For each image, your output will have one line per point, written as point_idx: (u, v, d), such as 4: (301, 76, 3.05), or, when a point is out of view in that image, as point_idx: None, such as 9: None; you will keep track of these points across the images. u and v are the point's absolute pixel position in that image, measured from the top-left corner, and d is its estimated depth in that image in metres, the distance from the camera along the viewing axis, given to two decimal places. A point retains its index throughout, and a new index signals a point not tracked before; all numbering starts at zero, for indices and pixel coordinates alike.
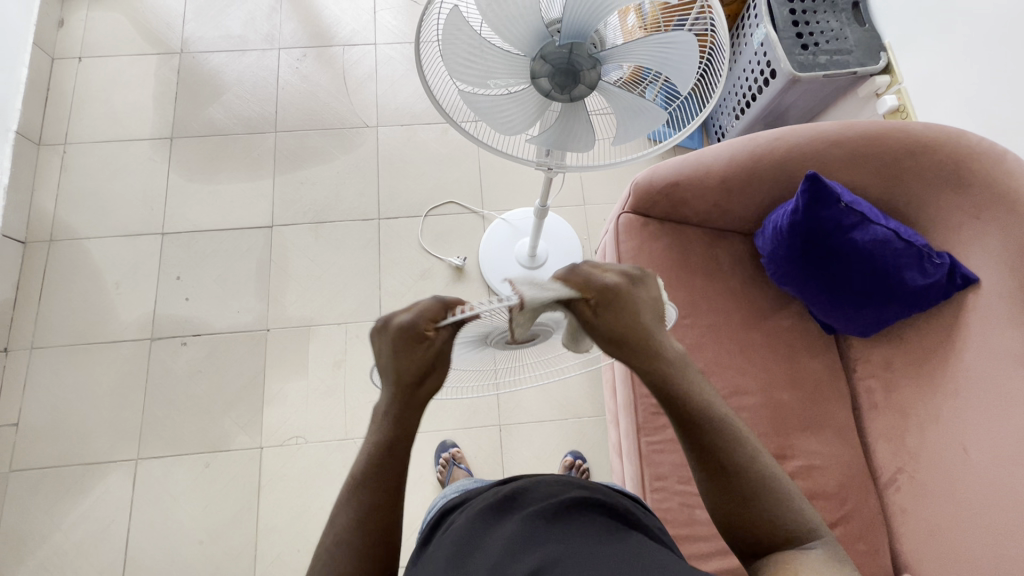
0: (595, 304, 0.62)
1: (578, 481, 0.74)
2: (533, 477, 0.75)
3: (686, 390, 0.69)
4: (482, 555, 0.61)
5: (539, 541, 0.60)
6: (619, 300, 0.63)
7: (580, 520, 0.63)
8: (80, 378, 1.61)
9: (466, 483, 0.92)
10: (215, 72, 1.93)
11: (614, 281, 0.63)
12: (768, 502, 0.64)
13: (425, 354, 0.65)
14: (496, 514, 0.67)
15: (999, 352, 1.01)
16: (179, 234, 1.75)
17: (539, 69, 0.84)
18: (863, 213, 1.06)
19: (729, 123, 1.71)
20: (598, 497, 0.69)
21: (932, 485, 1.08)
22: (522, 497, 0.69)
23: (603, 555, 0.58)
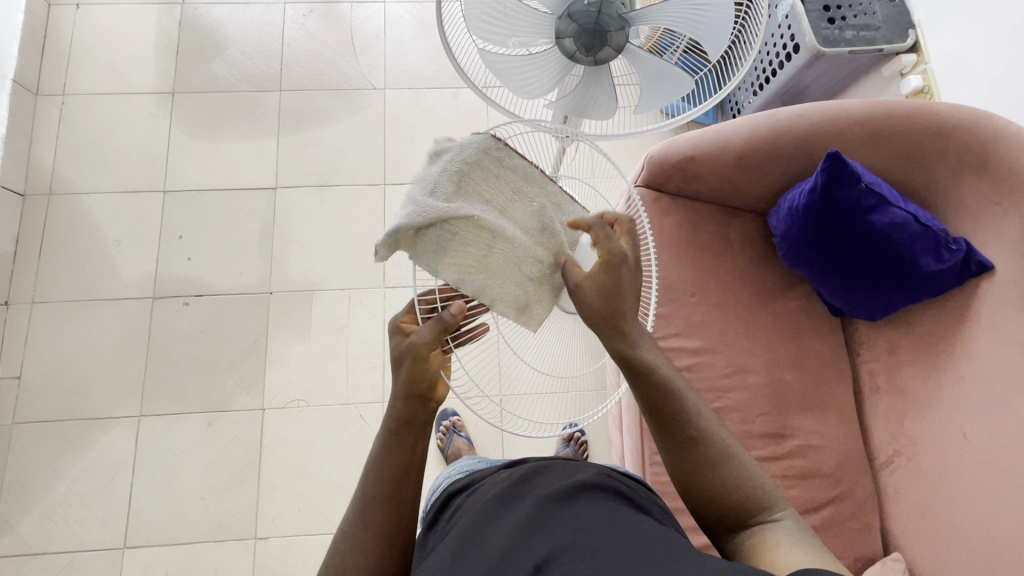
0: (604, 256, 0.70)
1: (589, 463, 0.75)
2: (544, 460, 0.75)
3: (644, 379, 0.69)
4: (494, 537, 0.61)
5: (552, 518, 0.61)
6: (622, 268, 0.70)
7: (585, 505, 0.63)
8: (81, 334, 1.60)
9: (470, 465, 0.92)
10: (217, 26, 1.87)
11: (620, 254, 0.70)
12: (730, 485, 0.67)
13: (400, 341, 0.70)
14: (508, 494, 0.68)
15: (1008, 339, 1.01)
16: (181, 193, 1.73)
17: (564, 28, 0.80)
18: (882, 194, 1.04)
19: (746, 99, 1.67)
20: (610, 479, 0.69)
21: (928, 469, 1.10)
22: (529, 482, 0.69)
23: (616, 530, 0.58)
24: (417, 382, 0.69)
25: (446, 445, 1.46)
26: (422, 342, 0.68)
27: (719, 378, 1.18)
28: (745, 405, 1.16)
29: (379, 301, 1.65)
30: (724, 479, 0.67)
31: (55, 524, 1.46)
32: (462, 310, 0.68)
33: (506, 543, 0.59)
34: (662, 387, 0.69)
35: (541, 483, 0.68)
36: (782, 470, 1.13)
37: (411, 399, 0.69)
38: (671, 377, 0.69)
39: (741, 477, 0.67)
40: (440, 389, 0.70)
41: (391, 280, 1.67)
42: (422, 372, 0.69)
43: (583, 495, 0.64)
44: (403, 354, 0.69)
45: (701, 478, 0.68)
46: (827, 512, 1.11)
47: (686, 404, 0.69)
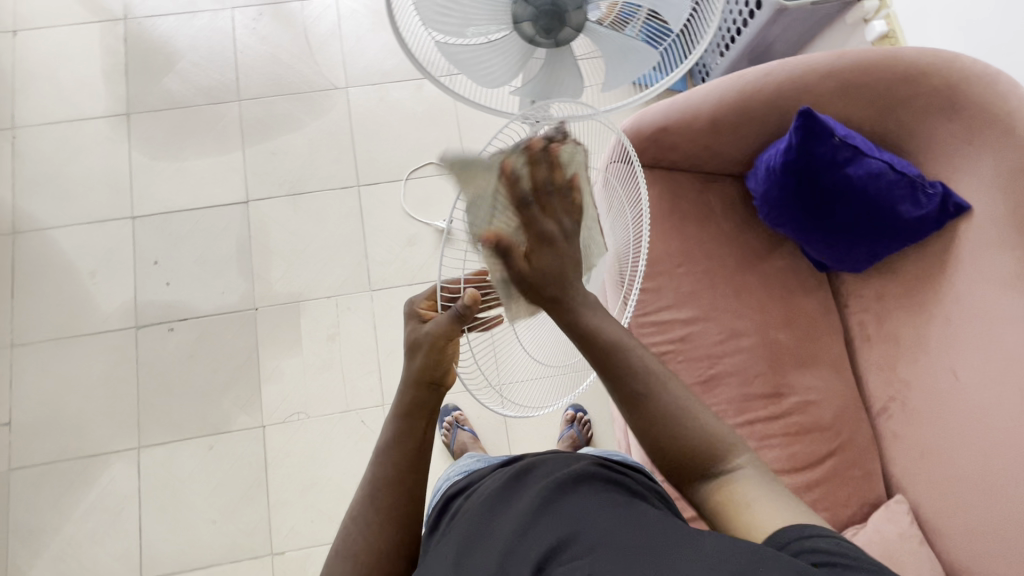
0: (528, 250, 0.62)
1: (585, 454, 0.74)
2: (538, 453, 0.75)
3: (596, 329, 0.66)
4: (495, 538, 0.61)
5: (553, 512, 0.60)
6: (552, 250, 0.63)
7: (582, 495, 0.62)
8: (66, 372, 1.57)
9: (470, 462, 0.91)
10: (165, 39, 1.80)
11: (552, 233, 0.62)
12: (682, 437, 0.63)
13: (417, 330, 0.72)
14: (505, 491, 0.67)
15: (992, 276, 1.02)
16: (150, 217, 1.68)
17: (521, 12, 0.77)
18: (856, 146, 1.04)
19: (713, 61, 1.66)
20: (607, 469, 0.69)
21: (923, 411, 1.12)
22: (523, 478, 0.68)
23: (617, 520, 0.58)
24: (430, 370, 0.72)
25: (451, 440, 1.47)
26: (435, 334, 0.69)
27: (714, 345, 1.19)
28: (741, 369, 1.18)
29: (367, 305, 1.63)
30: (683, 430, 0.64)
31: (68, 564, 1.45)
32: (476, 301, 0.65)
33: (508, 543, 0.59)
34: (598, 346, 0.66)
35: (535, 478, 0.67)
36: (783, 428, 1.15)
37: (430, 387, 0.74)
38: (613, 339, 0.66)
39: (702, 427, 0.64)
40: (451, 376, 0.74)
41: (377, 282, 1.65)
42: (436, 362, 0.72)
43: (578, 487, 0.63)
44: (418, 343, 0.71)
45: (661, 432, 0.64)
46: (830, 464, 1.14)
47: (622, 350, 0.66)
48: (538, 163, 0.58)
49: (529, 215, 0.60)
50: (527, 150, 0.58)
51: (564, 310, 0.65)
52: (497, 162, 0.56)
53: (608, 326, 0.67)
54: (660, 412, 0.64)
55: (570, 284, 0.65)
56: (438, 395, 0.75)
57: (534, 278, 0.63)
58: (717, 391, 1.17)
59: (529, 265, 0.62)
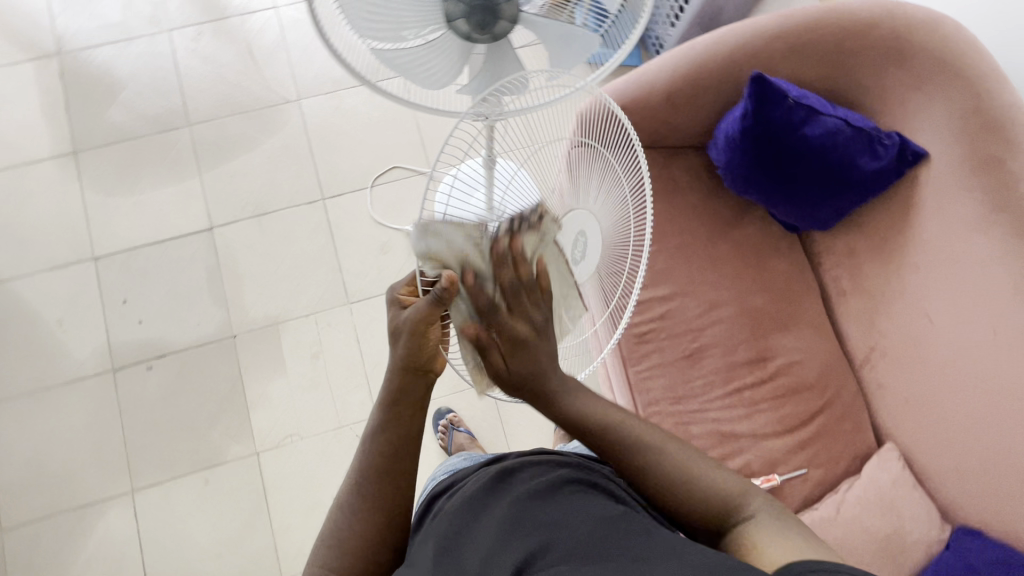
0: (503, 349, 0.70)
1: (570, 458, 0.75)
2: (522, 456, 0.74)
3: (583, 409, 0.70)
4: (479, 541, 0.60)
5: (540, 515, 0.60)
6: (527, 349, 0.70)
7: (567, 500, 0.62)
8: (47, 425, 1.53)
9: (454, 463, 0.92)
10: (104, 70, 1.74)
11: (526, 335, 0.70)
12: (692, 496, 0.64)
13: (399, 317, 0.71)
14: (487, 494, 0.67)
15: (956, 219, 1.04)
16: (113, 256, 1.63)
17: (453, 9, 0.75)
18: (811, 105, 1.04)
19: (666, 31, 1.65)
20: (590, 472, 0.69)
21: (903, 358, 1.14)
22: (507, 483, 0.68)
23: (603, 520, 0.58)
24: (415, 355, 0.70)
25: (448, 443, 1.46)
26: (417, 316, 0.69)
27: (695, 319, 1.19)
28: (724, 339, 1.18)
29: (347, 319, 1.61)
30: (690, 489, 0.64)
31: None
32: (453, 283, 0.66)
33: (494, 543, 0.58)
34: (590, 427, 0.70)
35: (518, 483, 0.67)
36: (771, 392, 1.16)
37: (417, 374, 0.71)
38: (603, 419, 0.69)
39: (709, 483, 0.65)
40: (437, 362, 0.73)
41: (355, 294, 1.63)
42: (419, 346, 0.70)
43: (564, 493, 0.63)
44: (401, 327, 0.70)
45: (675, 498, 0.65)
46: (820, 421, 1.16)
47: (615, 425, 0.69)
48: (504, 263, 0.69)
49: (502, 319, 0.69)
50: (494, 249, 0.70)
51: (545, 404, 0.71)
52: (462, 272, 0.68)
53: (608, 411, 0.70)
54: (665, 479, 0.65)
55: (549, 384, 0.70)
56: (423, 383, 0.72)
57: (510, 377, 0.70)
58: (702, 364, 1.18)
59: (507, 366, 0.70)
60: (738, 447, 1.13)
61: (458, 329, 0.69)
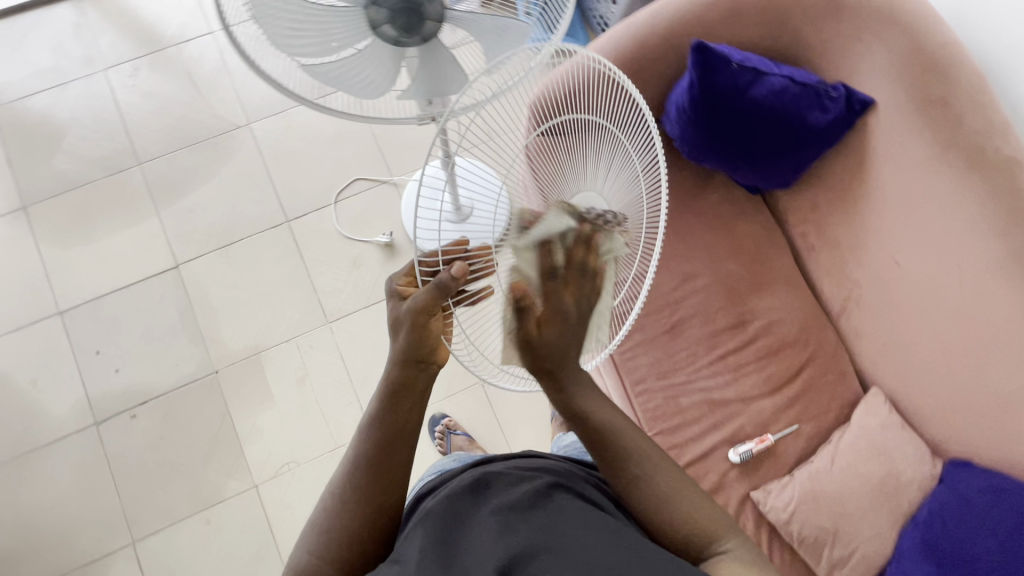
0: (542, 320, 0.70)
1: (560, 465, 0.74)
2: (509, 462, 0.74)
3: (586, 405, 0.70)
4: (465, 543, 0.60)
5: (529, 518, 0.61)
6: (567, 330, 0.71)
7: (554, 509, 0.62)
8: (36, 488, 1.49)
9: (444, 463, 0.92)
10: (43, 119, 1.69)
11: (569, 314, 0.70)
12: (676, 518, 0.65)
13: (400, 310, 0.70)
14: (473, 497, 0.66)
15: (910, 162, 1.05)
16: (79, 307, 1.59)
17: (376, 16, 0.73)
18: (755, 68, 1.04)
19: (608, 9, 1.64)
20: (581, 483, 0.70)
21: (877, 304, 1.15)
22: (494, 487, 0.67)
23: (591, 528, 0.59)
24: (414, 349, 0.68)
25: (447, 447, 1.46)
26: (419, 307, 0.67)
27: (671, 292, 1.20)
28: (702, 308, 1.19)
29: (329, 338, 1.59)
30: (673, 514, 0.65)
31: None
32: (461, 271, 0.64)
33: (481, 543, 0.59)
34: (595, 427, 0.69)
35: (505, 489, 0.67)
36: (754, 355, 1.17)
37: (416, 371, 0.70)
38: (608, 421, 0.69)
39: (692, 513, 0.65)
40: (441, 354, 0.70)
41: (333, 312, 1.61)
42: (419, 340, 0.68)
43: (551, 502, 0.63)
44: (399, 320, 0.69)
45: (656, 519, 0.65)
46: (806, 375, 1.17)
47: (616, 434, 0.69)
48: (581, 248, 0.71)
49: (557, 291, 0.70)
50: (580, 231, 0.71)
51: (557, 380, 0.71)
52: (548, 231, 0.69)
53: (610, 417, 0.70)
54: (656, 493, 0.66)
55: (569, 366, 0.71)
56: (427, 375, 0.71)
57: (538, 348, 0.70)
58: (684, 335, 1.18)
59: (538, 336, 0.70)
60: (730, 413, 1.14)
61: (511, 279, 0.69)
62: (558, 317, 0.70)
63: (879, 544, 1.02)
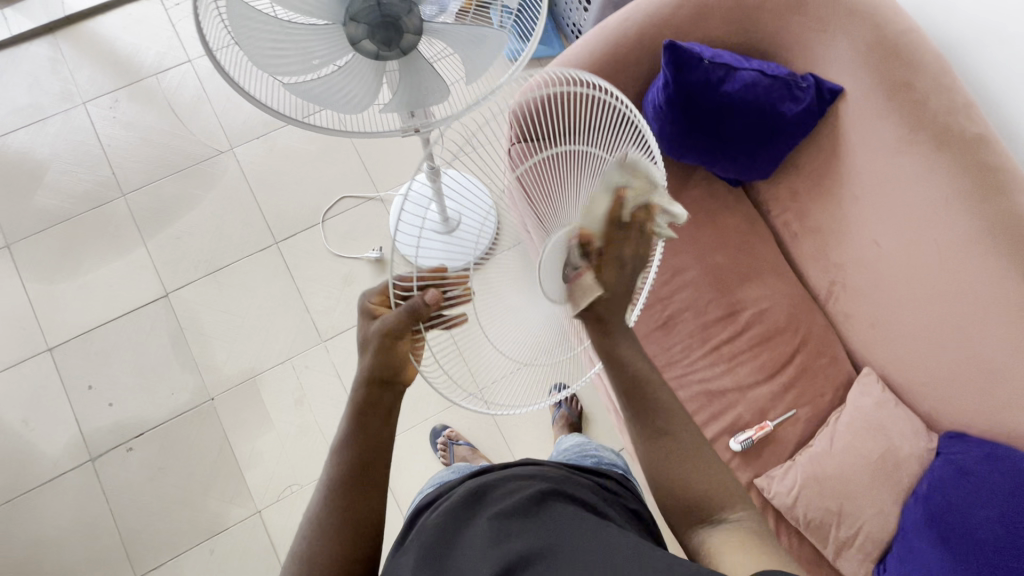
0: (596, 270, 0.68)
1: (555, 467, 0.74)
2: (507, 467, 0.74)
3: (637, 355, 0.71)
4: (466, 549, 0.60)
5: (524, 524, 0.61)
6: (612, 291, 0.69)
7: (551, 512, 0.62)
8: (32, 531, 1.46)
9: (444, 474, 0.88)
10: (23, 156, 1.68)
11: (621, 281, 0.69)
12: (692, 479, 0.64)
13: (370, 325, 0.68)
14: (473, 505, 0.66)
15: (881, 145, 1.08)
16: (69, 343, 1.57)
17: (355, 32, 0.76)
18: (726, 63, 1.07)
19: (580, 17, 1.68)
20: (577, 486, 0.70)
21: (861, 285, 1.18)
22: (494, 492, 0.67)
23: (587, 532, 0.59)
24: (382, 368, 0.68)
25: (450, 458, 1.45)
26: (387, 330, 0.66)
27: (661, 288, 1.22)
28: (693, 301, 1.21)
29: (324, 357, 1.59)
30: (689, 477, 0.65)
31: None
32: (435, 301, 0.64)
33: (474, 552, 0.59)
34: (635, 376, 0.69)
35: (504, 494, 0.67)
36: (746, 344, 1.19)
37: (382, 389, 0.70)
38: (646, 373, 0.70)
39: (707, 478, 0.65)
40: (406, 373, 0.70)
41: (327, 330, 1.60)
42: (386, 359, 0.68)
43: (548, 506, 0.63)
44: (369, 338, 0.67)
45: (665, 484, 0.65)
46: (799, 360, 1.19)
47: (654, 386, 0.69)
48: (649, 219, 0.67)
49: (617, 249, 0.68)
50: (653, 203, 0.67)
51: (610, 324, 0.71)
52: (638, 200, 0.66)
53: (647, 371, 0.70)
54: (672, 454, 0.66)
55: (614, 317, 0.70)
56: (393, 394, 0.71)
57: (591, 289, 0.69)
58: (678, 329, 1.20)
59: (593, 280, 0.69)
60: (728, 402, 1.16)
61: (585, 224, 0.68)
62: (613, 267, 0.68)
63: (883, 521, 1.04)
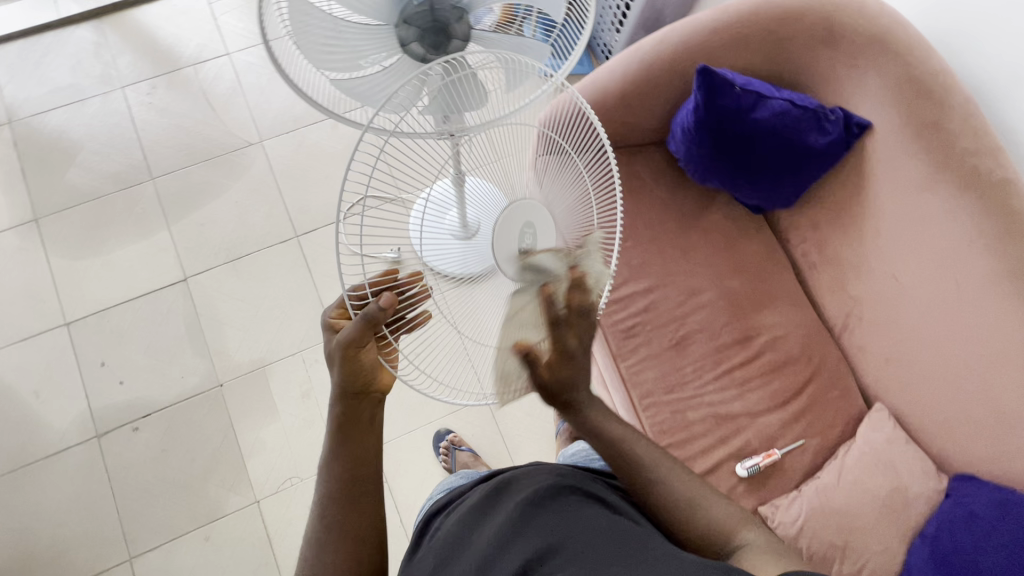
0: (552, 363, 0.72)
1: (565, 466, 0.74)
2: (518, 468, 0.74)
3: (615, 433, 0.73)
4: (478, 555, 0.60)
5: (534, 522, 0.61)
6: (575, 368, 0.72)
7: (563, 512, 0.62)
8: (32, 503, 1.46)
9: (453, 480, 0.86)
10: (59, 134, 1.73)
11: (580, 354, 0.72)
12: (695, 518, 0.67)
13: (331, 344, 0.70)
14: (485, 510, 0.66)
15: (908, 182, 1.09)
16: (86, 319, 1.59)
17: (406, 34, 0.78)
18: (757, 90, 1.09)
19: (612, 39, 1.72)
20: (586, 481, 0.70)
21: (878, 320, 1.18)
22: (505, 494, 0.67)
23: (597, 530, 0.59)
24: (353, 379, 0.68)
25: (451, 463, 1.45)
26: (349, 342, 0.65)
27: (677, 307, 1.22)
28: (707, 323, 1.21)
29: None
30: (692, 513, 0.67)
31: None
32: (391, 301, 0.64)
33: (487, 556, 0.59)
34: (612, 445, 0.72)
35: (514, 495, 0.66)
36: (758, 370, 1.19)
37: (362, 397, 0.71)
38: (620, 436, 0.73)
39: (709, 510, 0.68)
40: (377, 381, 0.70)
41: None
42: (354, 371, 0.68)
43: (558, 506, 0.63)
44: (331, 354, 0.68)
45: (675, 519, 0.68)
46: (810, 390, 1.19)
47: (633, 446, 0.72)
48: (575, 290, 0.71)
49: (564, 333, 0.71)
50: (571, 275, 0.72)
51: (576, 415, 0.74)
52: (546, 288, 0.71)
53: (616, 430, 0.73)
54: (670, 499, 0.68)
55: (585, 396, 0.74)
56: (371, 403, 0.72)
57: (551, 384, 0.73)
58: (690, 350, 1.20)
59: (551, 376, 0.72)
60: (737, 427, 1.15)
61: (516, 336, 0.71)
62: (574, 343, 0.72)
63: (888, 559, 1.02)
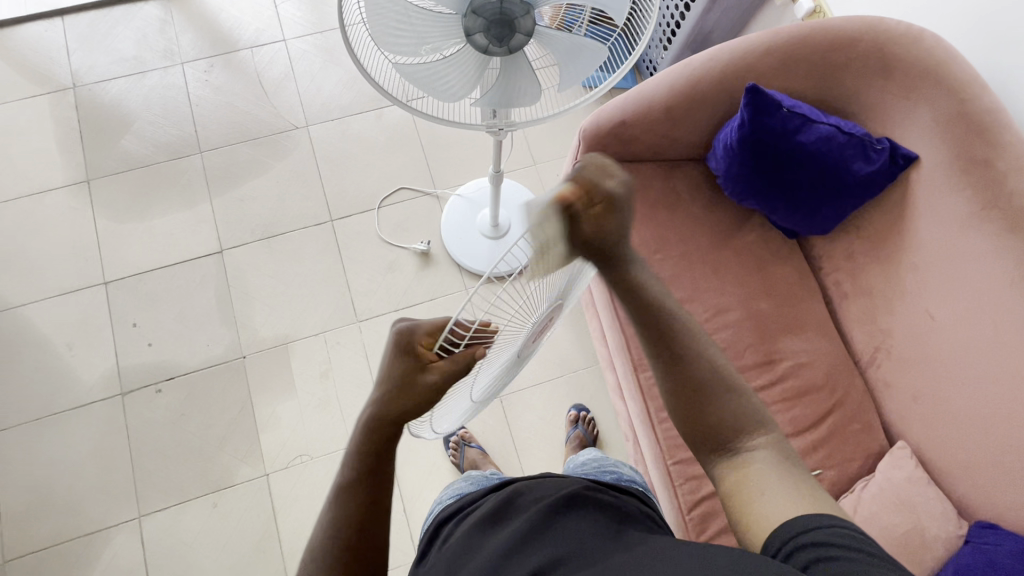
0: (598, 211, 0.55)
1: (576, 478, 0.75)
2: (530, 479, 0.75)
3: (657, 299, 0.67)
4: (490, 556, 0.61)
5: (545, 528, 0.63)
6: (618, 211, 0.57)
7: (574, 521, 0.63)
8: (54, 451, 1.51)
9: (460, 485, 0.86)
10: (117, 103, 1.80)
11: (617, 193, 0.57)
12: (723, 407, 0.64)
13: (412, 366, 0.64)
14: (498, 519, 0.68)
15: (950, 216, 1.08)
16: (123, 280, 1.65)
17: (472, 24, 0.81)
18: (805, 114, 1.10)
19: (659, 55, 1.75)
20: (599, 491, 0.72)
21: (907, 356, 1.16)
22: (518, 503, 0.69)
23: (607, 538, 0.61)
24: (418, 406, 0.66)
25: (460, 459, 1.46)
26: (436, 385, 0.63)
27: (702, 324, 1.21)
28: (732, 342, 1.20)
29: (356, 336, 1.63)
30: (718, 403, 0.64)
31: None
32: None
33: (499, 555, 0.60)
34: (651, 310, 0.66)
35: (527, 504, 0.68)
36: (780, 394, 1.18)
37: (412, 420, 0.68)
38: (663, 300, 0.67)
39: (738, 404, 0.64)
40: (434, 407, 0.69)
41: (364, 311, 1.65)
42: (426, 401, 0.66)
43: (570, 514, 0.65)
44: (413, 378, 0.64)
45: (698, 401, 0.64)
46: (831, 421, 1.17)
47: (678, 320, 0.67)
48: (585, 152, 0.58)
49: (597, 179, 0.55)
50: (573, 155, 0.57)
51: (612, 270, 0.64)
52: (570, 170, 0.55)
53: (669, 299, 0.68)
54: (705, 375, 0.65)
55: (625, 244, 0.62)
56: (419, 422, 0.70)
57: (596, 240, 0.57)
58: None
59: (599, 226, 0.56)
60: None
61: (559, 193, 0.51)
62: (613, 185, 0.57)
63: None
